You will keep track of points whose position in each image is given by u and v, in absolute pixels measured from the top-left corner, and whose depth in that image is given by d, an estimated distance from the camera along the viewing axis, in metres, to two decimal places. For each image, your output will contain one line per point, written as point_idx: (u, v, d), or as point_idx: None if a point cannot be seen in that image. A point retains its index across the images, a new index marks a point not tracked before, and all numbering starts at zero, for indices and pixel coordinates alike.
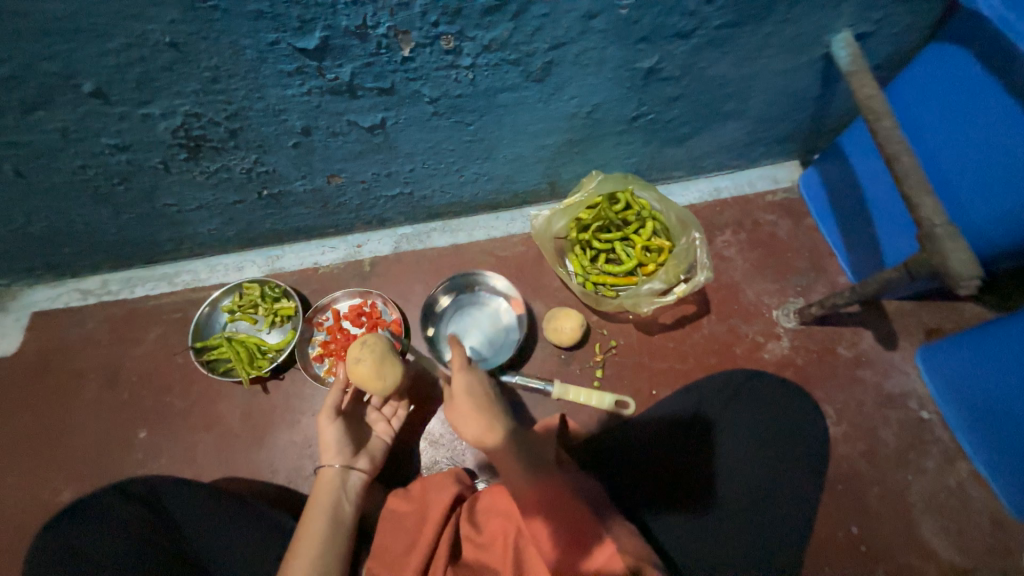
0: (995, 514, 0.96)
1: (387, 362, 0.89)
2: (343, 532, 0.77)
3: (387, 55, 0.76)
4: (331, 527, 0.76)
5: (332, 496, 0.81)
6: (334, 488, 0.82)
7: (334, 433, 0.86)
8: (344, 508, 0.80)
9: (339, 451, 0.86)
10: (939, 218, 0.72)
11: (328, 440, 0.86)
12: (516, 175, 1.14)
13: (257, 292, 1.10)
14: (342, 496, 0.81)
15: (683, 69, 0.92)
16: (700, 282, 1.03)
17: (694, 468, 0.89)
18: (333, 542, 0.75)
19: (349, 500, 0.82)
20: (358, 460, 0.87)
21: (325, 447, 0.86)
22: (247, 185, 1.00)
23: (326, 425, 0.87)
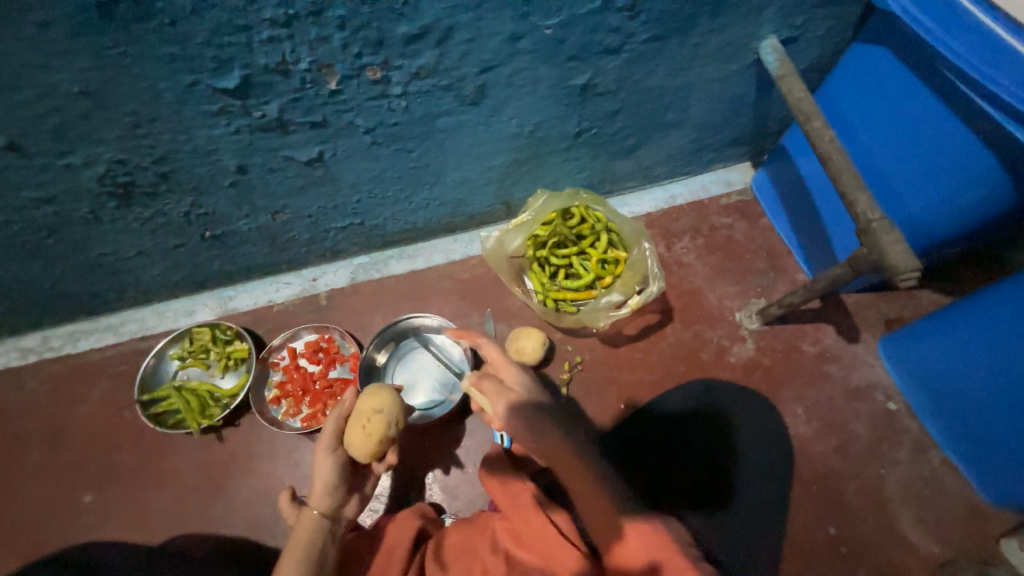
0: (971, 500, 0.95)
1: (363, 424, 0.79)
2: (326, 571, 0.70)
3: (314, 89, 0.76)
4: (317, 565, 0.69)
5: (319, 533, 0.73)
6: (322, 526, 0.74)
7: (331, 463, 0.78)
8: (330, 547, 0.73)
9: (333, 488, 0.76)
10: (874, 212, 0.74)
11: (323, 473, 0.76)
12: (468, 198, 1.14)
13: (207, 336, 1.06)
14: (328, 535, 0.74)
15: (617, 83, 0.93)
16: (654, 292, 1.03)
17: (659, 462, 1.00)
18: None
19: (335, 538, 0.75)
20: (350, 497, 0.80)
21: (319, 482, 0.76)
22: (187, 229, 0.97)
23: (322, 454, 0.78)
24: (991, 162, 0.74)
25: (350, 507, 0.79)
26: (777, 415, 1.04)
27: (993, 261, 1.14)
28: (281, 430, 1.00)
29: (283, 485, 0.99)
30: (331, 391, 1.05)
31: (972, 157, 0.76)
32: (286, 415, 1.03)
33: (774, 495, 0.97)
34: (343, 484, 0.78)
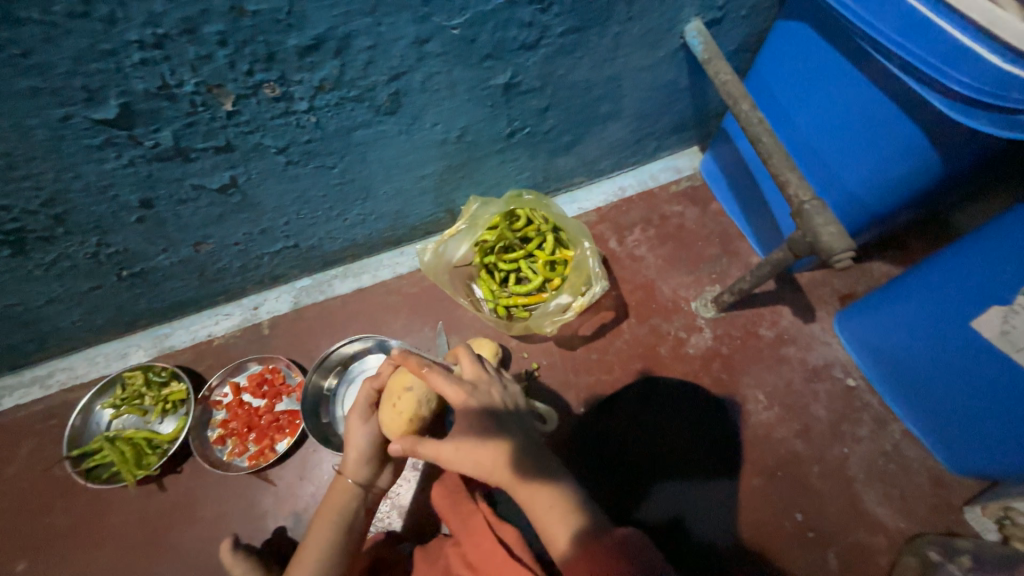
0: (933, 471, 0.94)
1: (393, 402, 0.78)
2: (351, 544, 0.73)
3: (208, 111, 0.70)
4: (339, 538, 0.72)
5: (348, 505, 0.75)
6: (355, 497, 0.76)
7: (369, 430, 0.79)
8: (355, 519, 0.75)
9: (367, 457, 0.78)
10: (806, 193, 0.71)
11: (358, 441, 0.78)
12: (406, 209, 1.09)
13: (140, 380, 0.99)
14: (358, 505, 0.76)
15: (542, 79, 0.89)
16: (598, 292, 0.99)
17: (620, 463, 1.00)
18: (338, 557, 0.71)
19: (365, 506, 0.77)
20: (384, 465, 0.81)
21: (353, 451, 0.77)
22: (100, 269, 0.91)
23: (361, 423, 0.79)
24: (916, 133, 0.72)
25: (383, 477, 0.80)
26: (737, 404, 1.02)
27: (941, 227, 1.14)
28: (226, 472, 0.94)
29: (231, 530, 0.94)
30: (278, 425, 1.00)
31: (898, 129, 0.74)
32: (231, 454, 0.97)
33: (740, 487, 0.95)
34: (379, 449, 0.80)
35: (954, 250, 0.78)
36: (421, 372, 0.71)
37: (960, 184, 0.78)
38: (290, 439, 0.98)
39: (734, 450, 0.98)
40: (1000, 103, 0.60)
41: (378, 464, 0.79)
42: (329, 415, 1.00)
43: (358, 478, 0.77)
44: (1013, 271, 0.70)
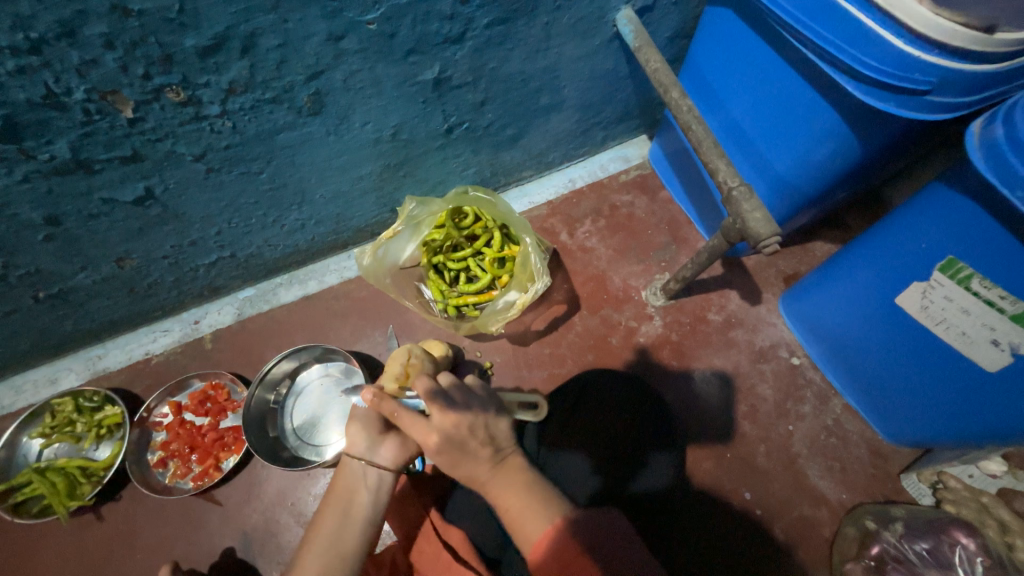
0: (872, 442, 0.98)
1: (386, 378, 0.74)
2: (359, 529, 0.63)
3: (106, 120, 0.66)
4: (342, 525, 0.63)
5: (349, 487, 0.66)
6: (359, 475, 0.66)
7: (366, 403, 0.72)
8: (357, 502, 0.65)
9: (363, 429, 0.69)
10: (733, 180, 0.71)
11: (351, 413, 0.71)
12: (348, 211, 1.06)
13: (70, 407, 0.94)
14: (362, 484, 0.66)
15: (473, 73, 0.87)
16: (541, 288, 0.98)
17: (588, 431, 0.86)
18: (343, 546, 0.62)
19: (370, 486, 0.66)
20: (387, 438, 0.69)
21: (349, 420, 0.70)
22: (12, 292, 0.85)
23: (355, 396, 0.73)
24: (836, 118, 0.73)
25: (388, 450, 0.68)
26: (688, 389, 1.04)
27: (878, 204, 1.17)
28: (169, 496, 0.91)
29: (175, 555, 0.91)
30: (223, 442, 0.97)
31: (819, 114, 0.75)
32: (174, 477, 0.94)
33: (689, 470, 0.97)
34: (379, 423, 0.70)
35: (879, 227, 0.80)
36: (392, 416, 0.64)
37: (882, 164, 0.80)
38: (236, 456, 0.95)
39: (685, 436, 1.00)
40: (906, 85, 0.61)
41: (378, 437, 0.68)
42: (277, 430, 0.97)
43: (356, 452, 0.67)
44: (929, 245, 0.71)
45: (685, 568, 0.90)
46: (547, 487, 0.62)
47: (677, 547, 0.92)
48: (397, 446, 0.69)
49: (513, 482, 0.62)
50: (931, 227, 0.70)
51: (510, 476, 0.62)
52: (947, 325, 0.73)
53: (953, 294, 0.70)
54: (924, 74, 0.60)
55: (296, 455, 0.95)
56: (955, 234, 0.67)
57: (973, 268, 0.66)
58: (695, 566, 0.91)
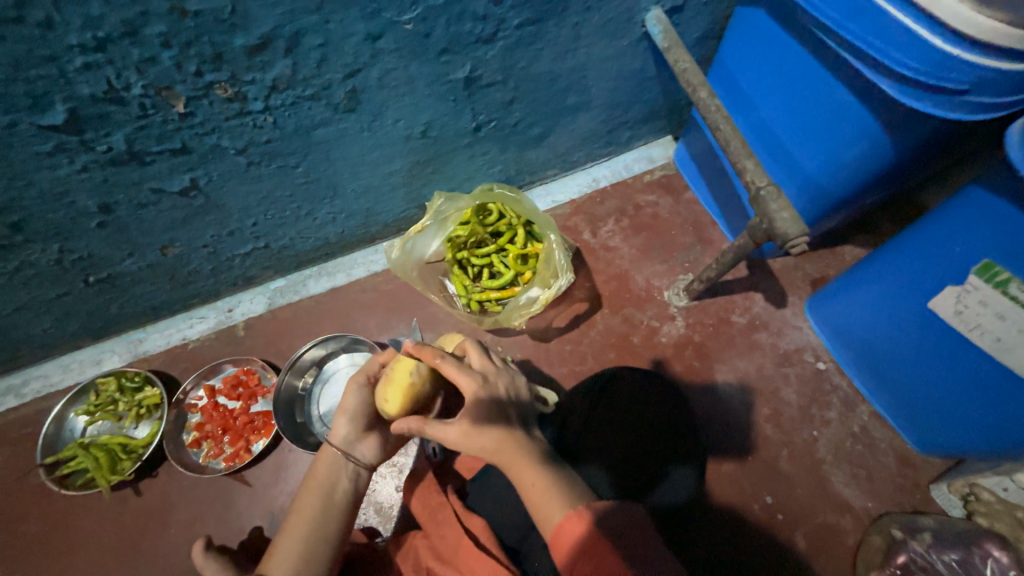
0: (900, 451, 0.96)
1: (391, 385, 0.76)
2: (338, 514, 0.70)
3: (159, 114, 0.70)
4: (325, 511, 0.69)
5: (332, 474, 0.73)
6: (341, 466, 0.73)
7: (358, 398, 0.78)
8: (338, 488, 0.72)
9: (354, 424, 0.77)
10: (762, 179, 0.71)
11: (346, 408, 0.78)
12: (377, 206, 1.09)
13: (113, 386, 1.00)
14: (343, 473, 0.73)
15: (503, 72, 0.89)
16: (564, 285, 0.99)
17: (618, 431, 0.86)
18: (325, 529, 0.68)
19: (350, 475, 0.74)
20: (367, 436, 0.77)
21: (342, 414, 0.77)
22: (66, 276, 0.90)
23: (357, 389, 0.79)
24: (869, 118, 0.72)
25: (365, 447, 0.76)
26: (710, 391, 1.03)
27: (911, 208, 1.14)
28: (202, 475, 0.95)
29: (206, 532, 0.95)
30: (253, 426, 1.00)
31: (851, 115, 0.74)
32: (207, 457, 0.98)
33: (709, 472, 0.97)
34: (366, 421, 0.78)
35: (913, 230, 0.79)
36: (435, 362, 0.69)
37: (916, 166, 0.79)
38: (265, 439, 0.99)
39: (706, 437, 0.99)
40: (941, 85, 0.61)
41: (358, 434, 0.76)
42: (304, 416, 1.01)
43: (342, 443, 0.75)
44: (963, 249, 0.70)
45: (703, 570, 0.90)
46: (566, 473, 0.64)
47: (695, 549, 0.91)
48: (375, 445, 0.78)
49: (534, 469, 0.63)
50: (966, 231, 0.69)
51: (533, 457, 0.64)
52: (981, 331, 0.71)
53: (989, 299, 0.68)
54: (961, 74, 0.59)
55: (321, 441, 0.98)
56: (991, 238, 0.66)
57: (1011, 272, 0.64)
58: (713, 568, 0.90)
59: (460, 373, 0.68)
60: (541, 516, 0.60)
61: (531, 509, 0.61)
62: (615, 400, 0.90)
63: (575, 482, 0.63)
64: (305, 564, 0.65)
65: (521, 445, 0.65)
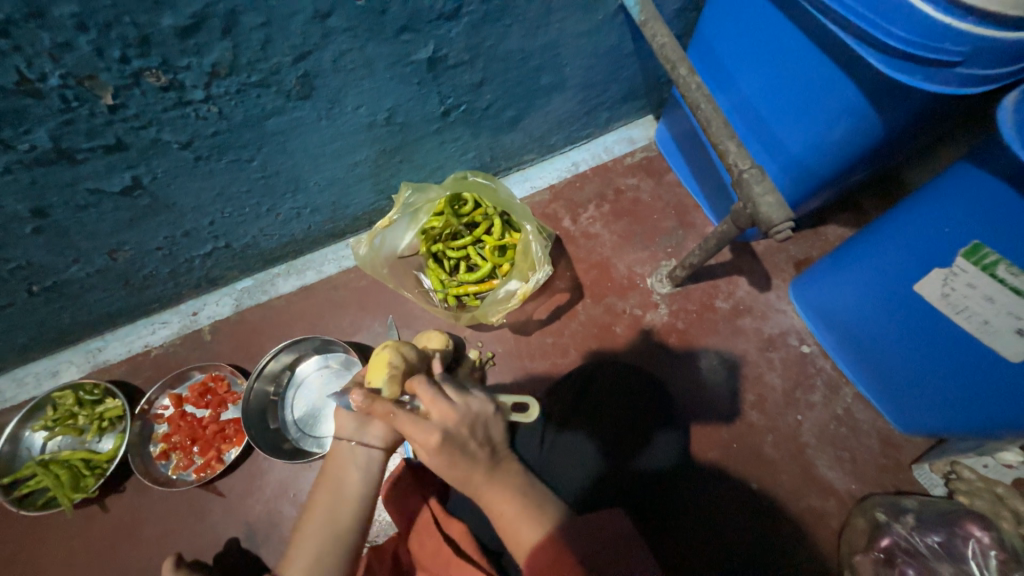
0: (883, 432, 0.96)
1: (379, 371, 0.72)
2: (352, 507, 0.64)
3: (85, 107, 0.63)
4: (334, 503, 0.64)
5: (340, 468, 0.66)
6: (351, 456, 0.66)
7: (345, 395, 0.72)
8: (348, 481, 0.66)
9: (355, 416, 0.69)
10: (745, 162, 0.67)
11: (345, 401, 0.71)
12: (344, 198, 1.03)
13: (71, 400, 0.94)
14: (352, 463, 0.66)
15: (470, 51, 0.82)
16: (543, 277, 0.95)
17: (608, 416, 0.83)
18: (338, 525, 0.63)
19: (361, 464, 0.66)
20: (374, 421, 0.69)
21: (342, 405, 0.71)
22: (6, 286, 0.84)
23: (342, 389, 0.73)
24: (855, 95, 0.69)
25: (374, 431, 0.68)
26: (694, 379, 1.01)
27: (896, 184, 1.12)
28: (173, 488, 0.91)
29: (180, 546, 0.91)
30: (224, 434, 0.96)
31: (838, 91, 0.70)
32: (177, 469, 0.94)
33: (695, 461, 0.96)
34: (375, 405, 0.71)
35: (897, 211, 0.76)
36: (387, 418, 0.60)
37: (903, 143, 0.76)
38: (237, 448, 0.95)
39: (691, 426, 0.98)
40: (935, 56, 0.57)
41: (366, 418, 0.68)
42: (278, 422, 0.97)
43: (347, 435, 0.68)
44: (953, 229, 0.67)
45: (689, 559, 0.90)
46: (541, 493, 0.62)
47: (681, 539, 0.91)
48: (386, 426, 0.68)
49: (505, 488, 0.61)
50: (955, 211, 0.66)
51: (500, 482, 0.61)
52: (969, 314, 0.69)
53: (977, 282, 0.66)
54: (954, 44, 0.56)
55: (297, 447, 0.95)
56: (980, 217, 0.64)
57: (1000, 254, 0.62)
58: (700, 559, 0.90)
59: (431, 394, 0.61)
60: (514, 542, 0.59)
61: (502, 535, 0.59)
62: (597, 391, 0.87)
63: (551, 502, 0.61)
64: (324, 563, 0.60)
65: (496, 474, 0.62)
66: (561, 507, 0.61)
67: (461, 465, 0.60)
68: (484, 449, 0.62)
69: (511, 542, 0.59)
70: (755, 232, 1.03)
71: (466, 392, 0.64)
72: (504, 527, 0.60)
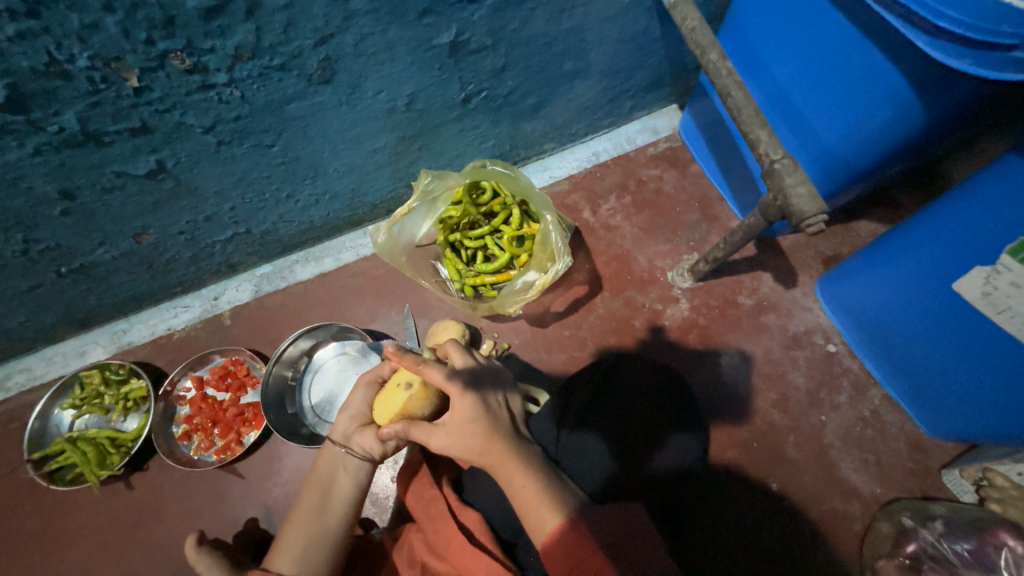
0: (911, 436, 0.93)
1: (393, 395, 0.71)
2: (340, 507, 0.67)
3: (111, 89, 0.63)
4: (324, 502, 0.67)
5: (330, 471, 0.69)
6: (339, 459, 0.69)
7: (364, 395, 0.74)
8: (338, 483, 0.68)
9: (354, 423, 0.72)
10: (778, 151, 0.64)
11: (347, 405, 0.74)
12: (362, 186, 1.03)
13: (97, 379, 0.97)
14: (341, 467, 0.69)
15: (492, 36, 0.81)
16: (562, 269, 0.93)
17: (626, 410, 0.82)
18: (325, 523, 0.65)
19: (349, 470, 0.69)
20: (365, 430, 0.70)
21: (344, 412, 0.73)
22: (36, 267, 0.86)
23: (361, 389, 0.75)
24: (900, 81, 0.65)
25: (362, 440, 0.69)
26: (714, 376, 0.99)
27: (933, 179, 1.07)
28: (195, 468, 0.93)
29: (201, 525, 0.93)
30: (244, 418, 0.98)
31: (881, 77, 0.67)
32: (198, 450, 0.96)
33: (714, 458, 0.94)
34: (369, 418, 0.73)
35: (938, 205, 0.73)
36: (417, 368, 0.64)
37: (946, 134, 0.72)
38: (256, 431, 0.97)
39: (710, 423, 0.96)
40: (991, 39, 0.53)
41: (354, 427, 0.71)
42: (295, 407, 0.98)
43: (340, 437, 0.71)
44: (998, 225, 0.64)
45: (705, 557, 0.89)
46: (561, 478, 0.62)
47: (698, 536, 0.89)
48: (375, 438, 0.69)
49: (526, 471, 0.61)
50: (1004, 205, 0.63)
51: (522, 460, 0.61)
52: (1011, 314, 0.66)
53: (1022, 280, 0.63)
54: (1013, 25, 0.52)
55: (314, 432, 0.96)
56: None
57: None
58: (717, 558, 0.88)
59: (448, 377, 0.62)
60: (535, 525, 0.58)
61: (523, 516, 0.59)
62: (616, 384, 0.86)
63: (572, 488, 0.61)
64: (305, 559, 0.62)
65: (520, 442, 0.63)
66: (581, 495, 0.61)
67: (489, 424, 0.62)
68: (502, 425, 0.63)
69: (530, 521, 0.59)
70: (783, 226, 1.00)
71: (480, 377, 0.66)
72: (525, 508, 0.59)
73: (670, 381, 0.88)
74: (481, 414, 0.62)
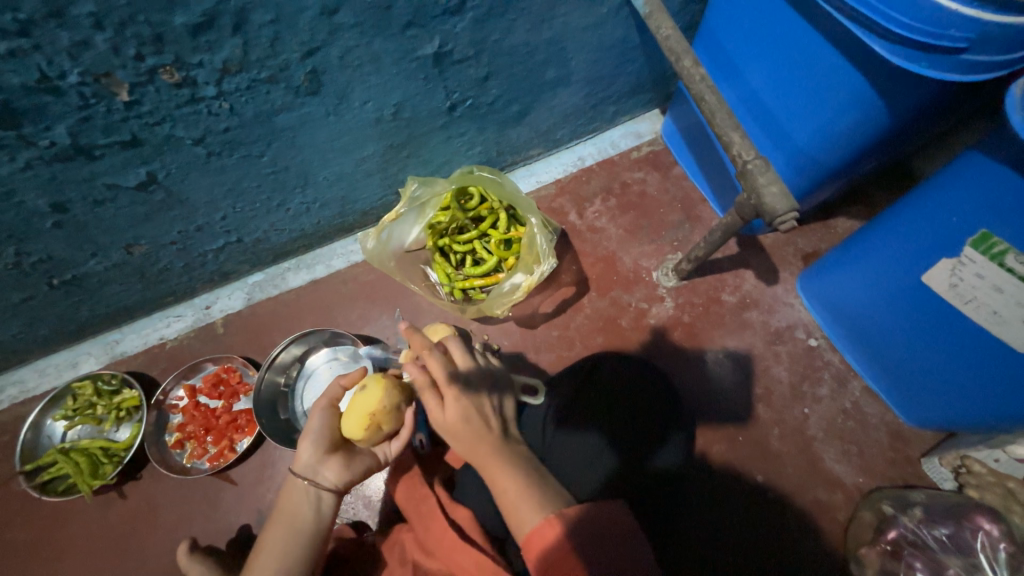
0: (891, 426, 0.95)
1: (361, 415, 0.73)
2: (304, 544, 0.65)
3: (102, 104, 0.65)
4: (287, 538, 0.65)
5: (295, 506, 0.67)
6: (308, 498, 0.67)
7: (322, 420, 0.72)
8: (302, 517, 0.66)
9: (319, 452, 0.70)
10: (750, 153, 0.67)
11: (311, 430, 0.71)
12: (352, 193, 1.05)
13: (90, 390, 0.97)
14: (305, 502, 0.67)
15: (475, 46, 0.83)
16: (548, 270, 0.95)
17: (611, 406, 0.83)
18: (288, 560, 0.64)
19: (314, 502, 0.68)
20: (332, 458, 0.70)
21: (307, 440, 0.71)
22: (28, 280, 0.87)
23: (321, 413, 0.73)
24: (863, 84, 0.68)
25: (330, 470, 0.69)
26: (700, 372, 1.01)
27: (906, 177, 1.10)
28: (188, 476, 0.94)
29: (193, 533, 0.94)
30: (236, 424, 0.99)
31: (844, 80, 0.70)
32: (191, 458, 0.96)
33: (700, 452, 0.96)
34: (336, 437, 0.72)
35: (908, 199, 0.75)
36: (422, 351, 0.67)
37: (911, 133, 0.75)
38: (249, 437, 0.97)
39: (698, 420, 0.98)
40: (941, 43, 0.56)
41: (325, 455, 0.70)
42: (288, 413, 0.99)
43: (303, 469, 0.69)
44: (961, 219, 0.67)
45: (693, 551, 0.90)
46: (545, 479, 0.63)
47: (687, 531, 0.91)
48: (341, 466, 0.70)
49: (513, 477, 0.61)
50: (966, 200, 0.65)
51: (509, 461, 0.63)
52: (977, 304, 0.69)
53: (986, 271, 0.65)
54: (961, 31, 0.55)
55: None
56: (989, 206, 0.63)
57: (1010, 243, 0.61)
58: (704, 550, 0.90)
59: (447, 374, 0.65)
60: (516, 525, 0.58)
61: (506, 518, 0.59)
62: (601, 381, 0.87)
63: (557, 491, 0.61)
64: None
65: (507, 446, 0.65)
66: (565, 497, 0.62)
67: (478, 426, 0.64)
68: (491, 429, 0.65)
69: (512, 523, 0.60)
70: (761, 226, 1.03)
71: (478, 380, 0.68)
72: (509, 510, 0.60)
73: (655, 376, 0.89)
74: (470, 417, 0.64)
